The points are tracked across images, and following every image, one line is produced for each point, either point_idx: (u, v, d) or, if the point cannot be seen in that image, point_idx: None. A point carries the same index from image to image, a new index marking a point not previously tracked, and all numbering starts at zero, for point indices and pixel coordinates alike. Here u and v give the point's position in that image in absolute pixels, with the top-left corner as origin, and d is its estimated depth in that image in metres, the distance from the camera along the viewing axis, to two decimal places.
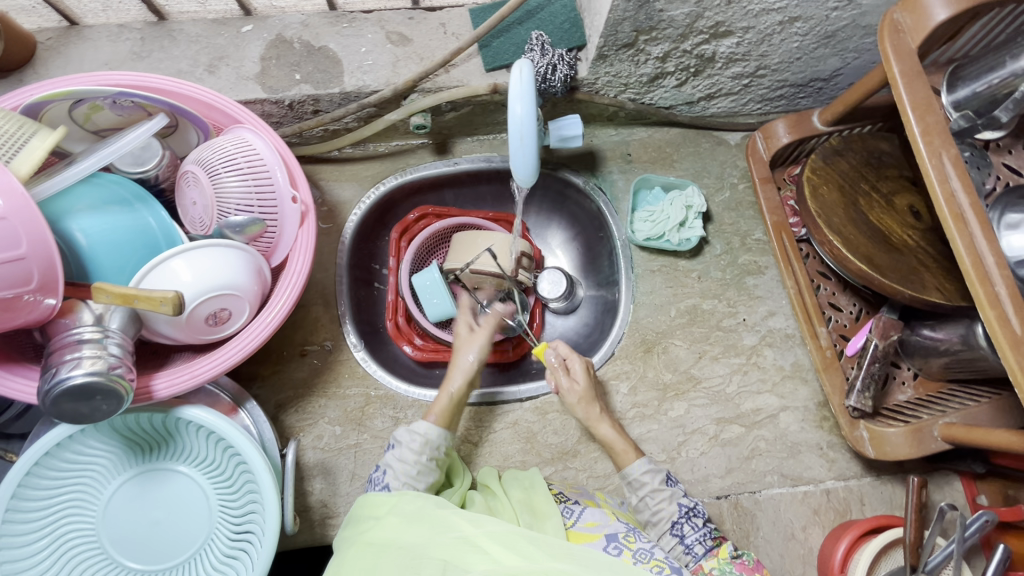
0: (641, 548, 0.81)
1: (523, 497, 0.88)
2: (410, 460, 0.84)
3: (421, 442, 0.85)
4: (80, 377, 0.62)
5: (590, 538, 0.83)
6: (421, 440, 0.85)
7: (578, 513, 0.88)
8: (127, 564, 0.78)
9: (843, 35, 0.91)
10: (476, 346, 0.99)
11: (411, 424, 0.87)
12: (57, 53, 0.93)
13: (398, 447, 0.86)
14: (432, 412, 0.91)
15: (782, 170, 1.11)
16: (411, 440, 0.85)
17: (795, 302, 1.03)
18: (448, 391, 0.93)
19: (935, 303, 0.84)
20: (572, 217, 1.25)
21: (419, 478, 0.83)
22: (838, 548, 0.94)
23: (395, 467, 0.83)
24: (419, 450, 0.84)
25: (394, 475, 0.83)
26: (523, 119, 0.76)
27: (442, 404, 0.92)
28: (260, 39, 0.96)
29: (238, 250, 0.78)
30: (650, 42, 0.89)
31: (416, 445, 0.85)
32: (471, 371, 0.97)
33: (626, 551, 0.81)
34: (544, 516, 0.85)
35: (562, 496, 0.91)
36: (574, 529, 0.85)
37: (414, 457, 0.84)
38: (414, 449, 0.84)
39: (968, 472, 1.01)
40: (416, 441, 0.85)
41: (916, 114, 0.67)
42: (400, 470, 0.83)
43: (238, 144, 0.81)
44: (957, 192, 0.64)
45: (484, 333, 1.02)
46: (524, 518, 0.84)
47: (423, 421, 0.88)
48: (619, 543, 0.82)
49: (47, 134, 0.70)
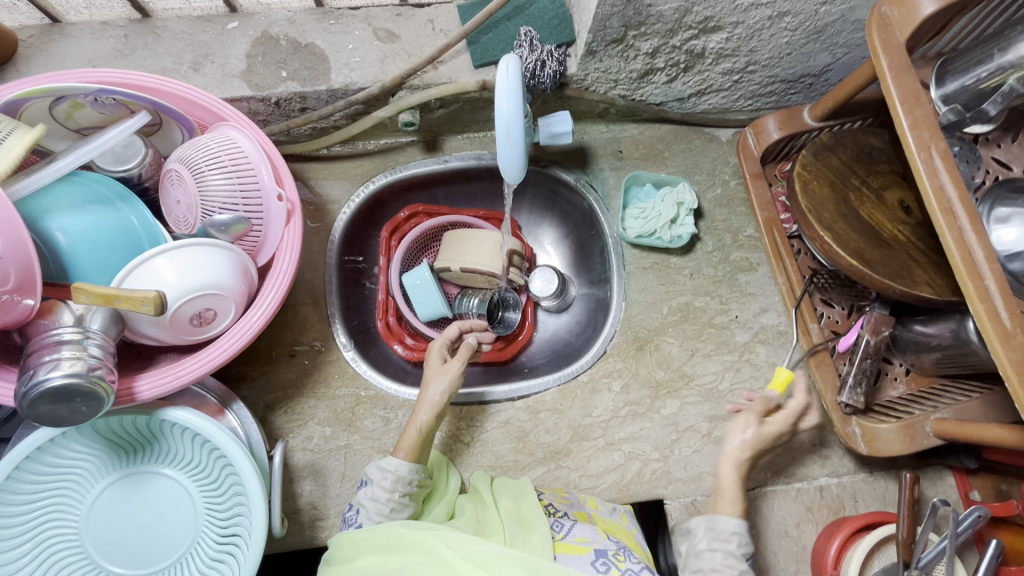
0: (630, 568, 0.80)
1: (511, 508, 0.86)
2: (382, 496, 0.81)
3: (392, 480, 0.81)
4: (58, 379, 0.61)
5: (579, 551, 0.82)
6: (391, 478, 0.82)
7: (567, 527, 0.86)
8: (110, 569, 0.77)
9: (833, 30, 0.91)
10: (448, 375, 0.90)
11: (381, 461, 0.83)
12: (39, 50, 0.91)
13: (370, 486, 0.83)
14: (401, 449, 0.85)
15: (773, 166, 1.10)
16: (382, 479, 0.82)
17: (787, 298, 1.03)
18: (415, 425, 0.85)
19: (926, 298, 0.83)
20: (563, 215, 1.24)
21: (392, 515, 0.81)
22: (831, 545, 0.94)
23: (369, 506, 0.81)
24: (391, 488, 0.81)
25: (368, 514, 0.81)
26: (510, 116, 0.75)
27: (411, 441, 0.85)
28: (246, 36, 0.95)
29: (222, 250, 0.77)
30: (639, 37, 0.89)
31: (387, 483, 0.81)
32: (440, 403, 0.88)
33: (615, 569, 0.80)
34: (532, 528, 0.83)
35: (552, 509, 0.89)
36: (562, 541, 0.83)
37: (386, 496, 0.81)
38: (386, 486, 0.81)
39: (960, 467, 1.01)
40: (387, 479, 0.82)
41: (905, 107, 0.67)
42: (372, 509, 0.81)
43: (222, 142, 0.80)
44: (946, 186, 0.64)
45: (458, 361, 0.92)
46: (512, 530, 0.82)
47: (394, 458, 0.83)
48: (608, 560, 0.81)
49: (25, 131, 0.68)
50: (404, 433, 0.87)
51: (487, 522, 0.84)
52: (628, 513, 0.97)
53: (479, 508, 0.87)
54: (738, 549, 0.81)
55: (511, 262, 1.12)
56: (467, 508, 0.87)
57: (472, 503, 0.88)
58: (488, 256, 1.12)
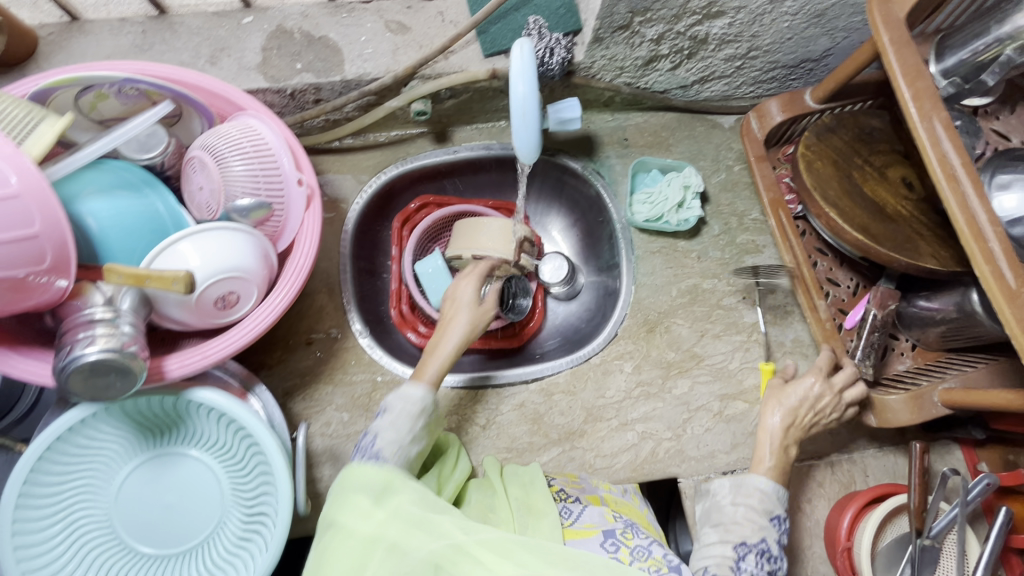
0: (640, 545, 0.82)
1: (520, 495, 0.87)
2: (403, 424, 0.81)
3: (418, 408, 0.82)
4: (93, 354, 0.63)
5: (586, 535, 0.83)
6: (417, 406, 0.83)
7: (577, 512, 0.86)
8: (140, 549, 0.78)
9: (832, 13, 0.94)
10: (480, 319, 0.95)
11: (407, 387, 0.84)
12: (59, 47, 0.93)
13: (387, 413, 0.82)
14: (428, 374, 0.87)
15: (776, 149, 1.13)
16: (404, 403, 0.82)
17: (794, 276, 1.05)
18: (445, 353, 0.89)
19: (931, 270, 0.85)
20: (571, 204, 1.26)
21: (409, 446, 0.80)
22: (843, 518, 0.95)
23: (385, 433, 0.80)
24: (416, 417, 0.82)
25: (388, 441, 0.79)
26: (525, 97, 0.78)
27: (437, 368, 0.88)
28: (260, 30, 0.98)
29: (245, 234, 0.79)
30: (645, 23, 0.91)
31: (411, 410, 0.82)
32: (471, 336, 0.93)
33: (624, 548, 0.81)
34: (541, 514, 0.85)
35: (562, 494, 0.90)
36: (570, 527, 0.84)
37: (409, 425, 0.81)
38: (409, 413, 0.82)
39: (967, 440, 1.03)
40: (412, 405, 0.82)
41: (907, 80, 0.69)
42: (393, 436, 0.79)
43: (243, 130, 0.82)
44: (949, 153, 0.66)
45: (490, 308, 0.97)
46: (521, 518, 0.83)
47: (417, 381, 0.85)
48: (617, 539, 0.82)
49: (54, 120, 0.70)
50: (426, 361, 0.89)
51: (496, 511, 0.85)
52: (639, 495, 1.00)
53: (487, 496, 0.88)
54: (761, 505, 0.84)
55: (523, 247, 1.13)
56: (475, 498, 0.88)
57: (480, 492, 0.89)
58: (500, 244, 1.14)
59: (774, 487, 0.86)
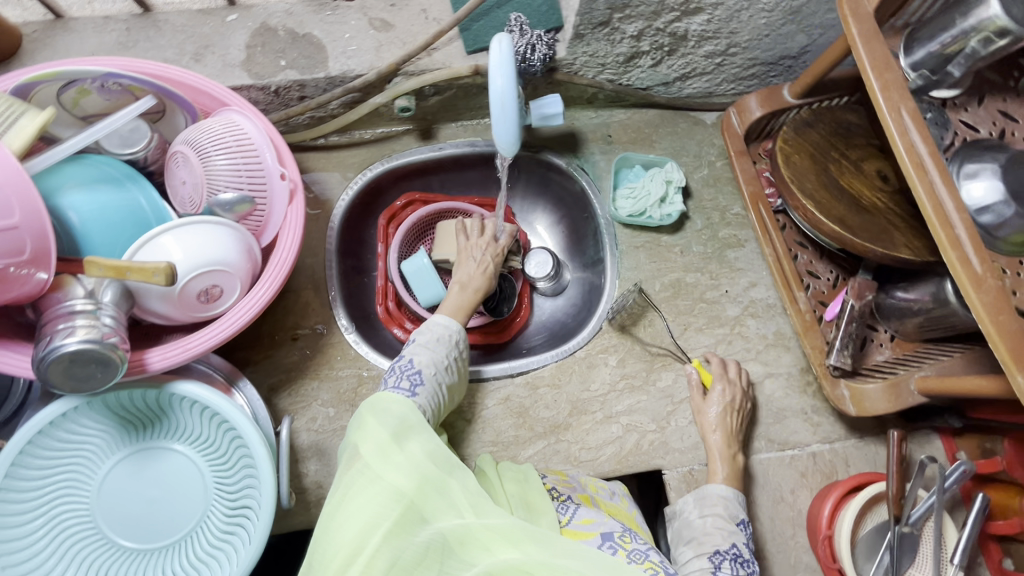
0: (637, 548, 0.81)
1: (517, 491, 0.87)
2: (438, 348, 0.87)
3: (452, 338, 0.89)
4: (74, 344, 0.63)
5: (585, 536, 0.82)
6: (452, 337, 0.89)
7: (572, 510, 0.87)
8: (122, 543, 0.78)
9: (808, 10, 0.96)
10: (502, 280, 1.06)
11: (441, 318, 0.91)
12: (43, 44, 0.94)
13: (421, 340, 0.88)
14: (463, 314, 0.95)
15: (756, 144, 1.14)
16: (443, 334, 0.89)
17: (774, 269, 1.06)
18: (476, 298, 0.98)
19: (905, 260, 0.87)
20: (557, 201, 1.28)
21: (443, 373, 0.86)
22: (824, 507, 0.96)
23: (422, 356, 0.86)
24: (448, 346, 0.88)
25: (424, 363, 0.85)
26: (504, 90, 0.79)
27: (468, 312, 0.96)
28: (245, 27, 0.98)
29: (227, 228, 0.80)
30: (625, 20, 0.93)
31: (447, 340, 0.89)
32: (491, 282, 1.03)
33: (621, 550, 0.81)
34: (539, 512, 0.84)
35: (555, 492, 0.91)
36: (568, 526, 0.84)
37: (446, 351, 0.88)
38: (444, 341, 0.88)
39: (946, 429, 1.05)
40: (447, 335, 0.89)
41: (875, 72, 0.71)
42: (431, 359, 0.86)
43: (226, 125, 0.83)
44: (916, 143, 0.68)
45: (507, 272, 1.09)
46: (519, 513, 0.84)
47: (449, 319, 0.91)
48: (614, 543, 0.82)
49: (36, 114, 0.70)
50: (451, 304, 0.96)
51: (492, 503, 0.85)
52: (627, 497, 0.99)
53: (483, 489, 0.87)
54: (727, 511, 0.90)
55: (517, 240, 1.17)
56: None
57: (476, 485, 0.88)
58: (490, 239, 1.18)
59: (730, 491, 0.93)
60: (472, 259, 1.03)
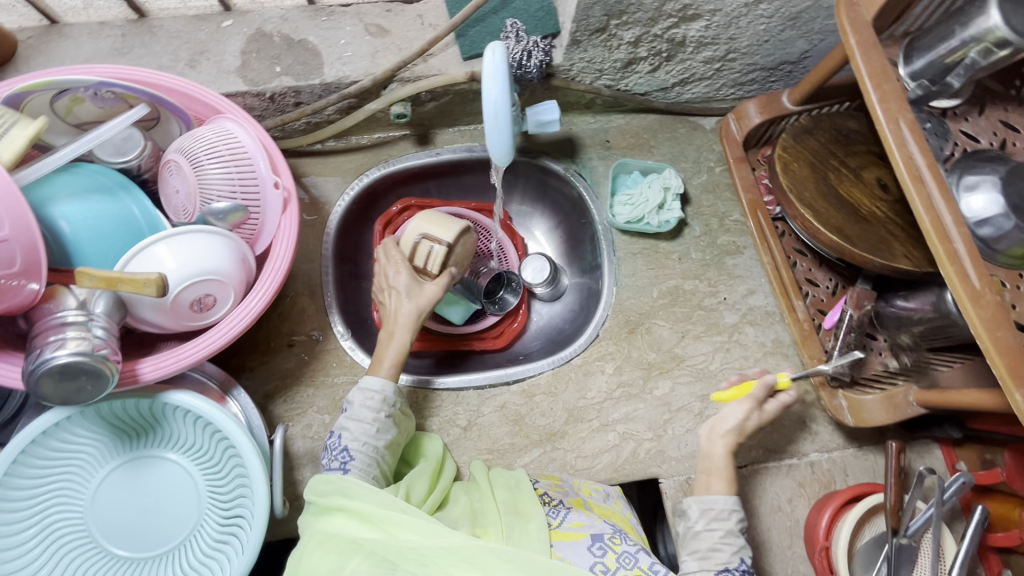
0: (627, 552, 0.82)
1: (507, 497, 0.86)
2: (365, 416, 0.84)
3: (378, 401, 0.85)
4: (64, 357, 0.63)
5: (574, 538, 0.83)
6: (376, 398, 0.85)
7: (563, 513, 0.86)
8: (116, 552, 0.78)
9: (808, 16, 0.95)
10: (428, 298, 0.93)
11: (361, 384, 0.87)
12: (38, 51, 0.94)
13: (351, 409, 0.86)
14: (388, 364, 0.88)
15: (756, 150, 1.13)
16: (366, 399, 0.85)
17: (773, 277, 1.06)
18: (400, 341, 0.90)
19: (904, 270, 0.86)
20: (554, 206, 1.27)
21: (378, 436, 0.84)
22: (822, 517, 0.96)
23: (352, 428, 0.84)
24: (375, 408, 0.85)
25: (352, 436, 0.83)
26: (498, 100, 0.78)
27: (394, 356, 0.89)
28: (240, 33, 0.98)
29: (220, 237, 0.79)
30: (621, 26, 0.92)
31: (373, 404, 0.85)
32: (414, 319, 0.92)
33: (611, 553, 0.82)
34: (528, 517, 0.84)
35: (548, 497, 0.90)
36: (558, 529, 0.84)
37: (372, 416, 0.84)
38: (371, 407, 0.85)
39: (946, 439, 1.04)
40: (372, 400, 0.85)
41: (874, 82, 0.70)
42: (358, 431, 0.83)
43: (220, 133, 0.83)
44: (914, 155, 0.67)
45: (438, 287, 0.95)
46: (508, 520, 0.82)
47: (377, 378, 0.87)
48: (604, 543, 0.83)
49: (28, 123, 0.70)
50: (380, 349, 0.90)
51: (483, 513, 0.85)
52: (621, 499, 0.99)
53: (476, 498, 0.88)
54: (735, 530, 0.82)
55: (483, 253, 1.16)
56: (463, 500, 0.88)
57: (468, 494, 0.90)
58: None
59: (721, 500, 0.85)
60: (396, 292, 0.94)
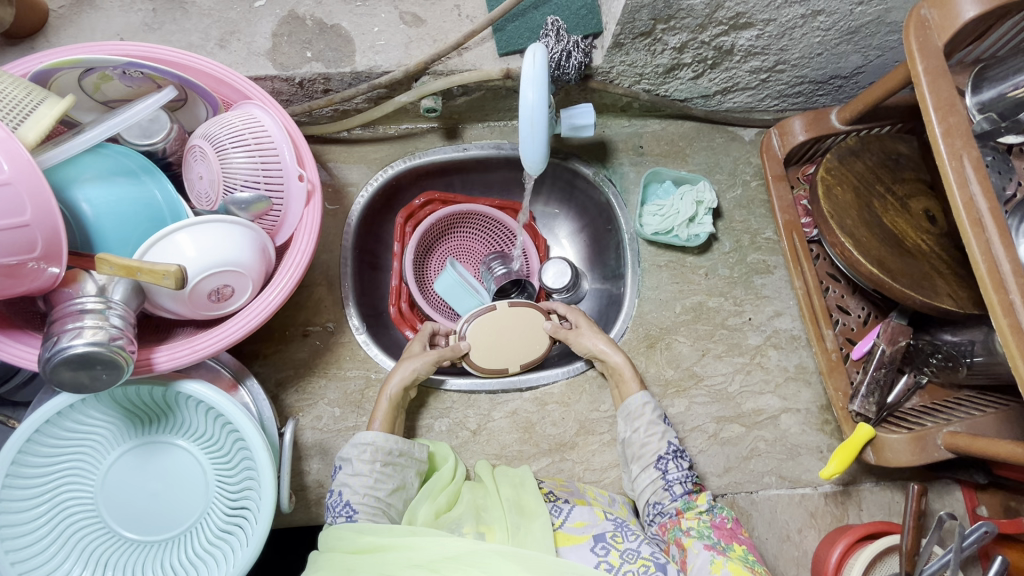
0: (629, 547, 0.81)
1: (512, 495, 0.87)
2: (364, 470, 0.85)
3: (371, 451, 0.86)
4: (80, 347, 0.63)
5: (578, 540, 0.83)
6: (369, 450, 0.87)
7: (566, 512, 0.86)
8: (124, 535, 0.79)
9: (867, 31, 0.89)
10: (419, 360, 0.98)
11: (355, 437, 0.88)
12: (69, 21, 0.92)
13: (347, 466, 0.86)
14: (374, 419, 0.92)
15: (796, 168, 1.09)
16: (359, 453, 0.86)
17: (803, 303, 1.02)
18: (386, 395, 0.94)
19: (946, 310, 0.83)
20: (580, 208, 1.23)
21: (377, 486, 0.84)
22: (832, 552, 0.93)
23: (351, 483, 0.84)
24: (370, 459, 0.86)
25: (353, 489, 0.83)
26: (534, 106, 0.77)
27: (382, 411, 0.92)
28: (272, 14, 0.95)
29: (242, 228, 0.78)
30: (668, 31, 0.87)
31: (366, 456, 0.86)
32: (411, 378, 0.96)
33: (614, 552, 0.81)
34: (533, 516, 0.84)
35: (552, 495, 0.90)
36: (561, 529, 0.84)
37: (367, 467, 0.85)
38: (365, 459, 0.86)
39: (969, 482, 1.00)
40: (365, 452, 0.86)
41: (938, 115, 0.66)
42: (358, 484, 0.84)
43: (246, 120, 0.81)
44: (976, 197, 0.63)
45: (432, 351, 1.00)
46: (513, 519, 0.83)
47: (365, 431, 0.89)
48: (607, 543, 0.82)
49: (55, 101, 0.68)
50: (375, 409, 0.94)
51: (488, 510, 0.85)
52: (627, 507, 0.97)
53: (480, 496, 0.88)
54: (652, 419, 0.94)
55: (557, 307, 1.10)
56: (466, 498, 0.87)
57: (473, 492, 0.88)
58: (530, 342, 1.08)
59: (647, 397, 0.95)
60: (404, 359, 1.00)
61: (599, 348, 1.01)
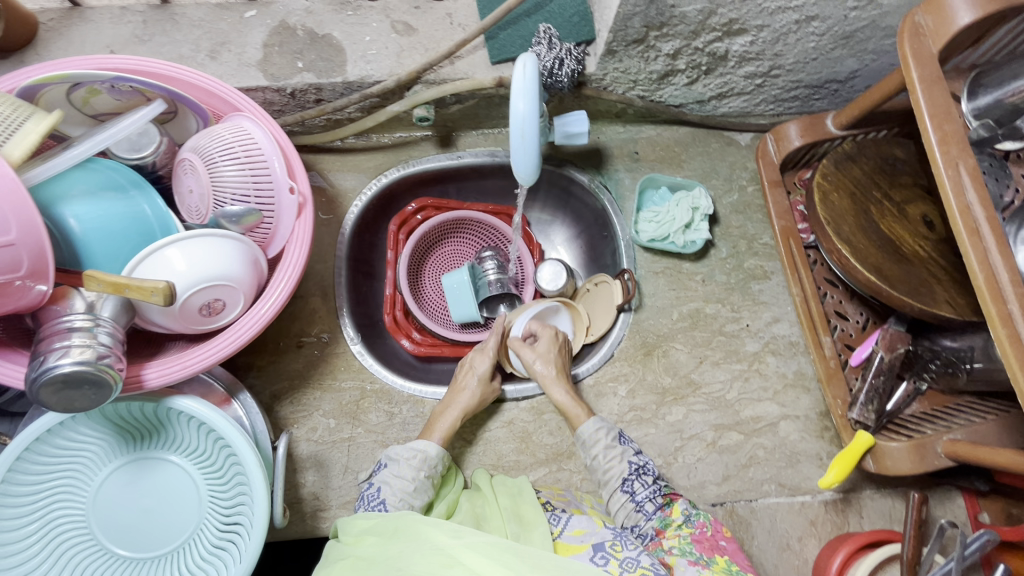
0: (629, 556, 0.78)
1: (509, 504, 0.86)
2: (407, 474, 0.86)
3: (420, 459, 0.87)
4: (67, 366, 0.62)
5: (578, 548, 0.81)
6: (420, 457, 0.87)
7: (565, 520, 0.86)
8: (116, 552, 0.78)
9: (862, 36, 0.89)
10: (478, 375, 1.00)
11: (408, 442, 0.89)
12: (58, 34, 0.91)
13: (392, 466, 0.87)
14: (434, 433, 0.93)
15: (792, 173, 1.08)
16: (410, 458, 0.87)
17: (801, 310, 1.01)
18: (449, 413, 0.95)
19: (943, 317, 0.83)
20: (575, 215, 1.23)
21: (416, 495, 0.84)
22: (833, 560, 0.92)
23: (392, 482, 0.85)
24: (417, 467, 0.86)
25: (392, 490, 0.84)
26: (524, 116, 0.76)
27: (443, 426, 0.94)
28: (263, 25, 0.95)
29: (233, 242, 0.77)
30: (661, 38, 0.87)
31: (414, 462, 0.87)
32: (474, 394, 0.98)
33: (613, 560, 0.78)
34: (531, 525, 0.83)
35: (549, 504, 0.89)
36: (559, 539, 0.83)
37: (412, 475, 0.85)
38: (413, 465, 0.87)
39: (970, 489, 1.00)
40: (414, 459, 0.87)
41: (933, 122, 0.66)
42: (399, 487, 0.84)
43: (236, 133, 0.80)
44: (973, 205, 0.63)
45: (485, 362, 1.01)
46: (512, 528, 0.82)
47: (422, 440, 0.90)
48: (606, 552, 0.79)
49: (42, 117, 0.68)
50: (432, 423, 0.95)
51: (487, 519, 0.85)
52: None
53: (478, 505, 0.88)
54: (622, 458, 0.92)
55: (636, 292, 1.05)
56: (465, 506, 0.87)
57: (471, 501, 0.89)
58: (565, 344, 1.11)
59: (599, 423, 0.94)
60: (463, 374, 1.01)
61: (548, 385, 1.00)
